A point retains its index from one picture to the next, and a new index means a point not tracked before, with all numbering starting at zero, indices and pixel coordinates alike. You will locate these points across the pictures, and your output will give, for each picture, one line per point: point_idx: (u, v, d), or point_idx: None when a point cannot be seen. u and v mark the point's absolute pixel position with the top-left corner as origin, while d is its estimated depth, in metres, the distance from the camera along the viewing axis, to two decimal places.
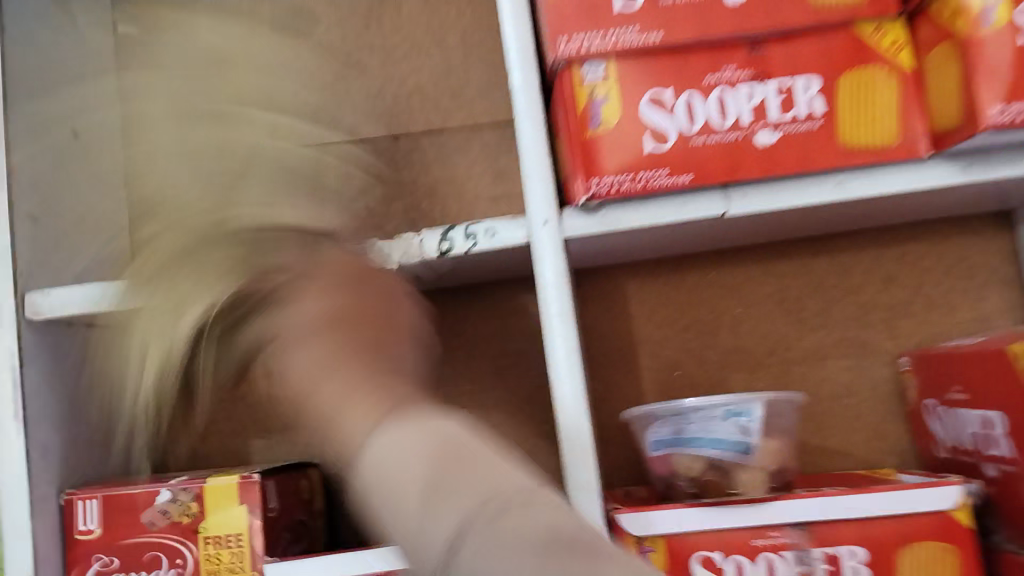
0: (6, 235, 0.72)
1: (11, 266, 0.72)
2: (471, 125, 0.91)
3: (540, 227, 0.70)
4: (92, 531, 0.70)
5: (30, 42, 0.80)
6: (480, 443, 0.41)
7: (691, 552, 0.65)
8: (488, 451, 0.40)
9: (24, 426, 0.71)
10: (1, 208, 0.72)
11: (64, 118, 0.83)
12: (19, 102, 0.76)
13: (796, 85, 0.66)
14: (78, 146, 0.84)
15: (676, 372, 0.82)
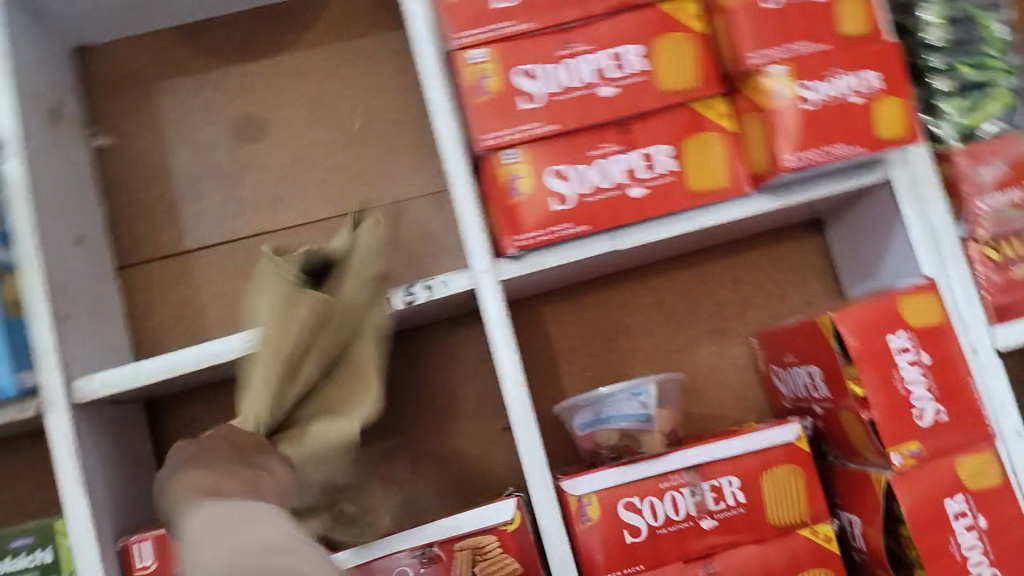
0: (47, 335, 0.90)
1: (59, 358, 0.90)
2: (405, 198, 1.15)
3: (481, 274, 0.92)
4: (148, 565, 0.86)
5: (45, 163, 1.00)
6: (252, 516, 0.52)
7: (617, 500, 0.88)
8: (261, 517, 0.51)
9: (84, 489, 0.87)
10: (42, 313, 0.90)
11: (75, 222, 1.04)
12: (47, 216, 0.96)
13: (653, 150, 0.89)
14: (86, 243, 1.05)
15: (590, 372, 1.08)
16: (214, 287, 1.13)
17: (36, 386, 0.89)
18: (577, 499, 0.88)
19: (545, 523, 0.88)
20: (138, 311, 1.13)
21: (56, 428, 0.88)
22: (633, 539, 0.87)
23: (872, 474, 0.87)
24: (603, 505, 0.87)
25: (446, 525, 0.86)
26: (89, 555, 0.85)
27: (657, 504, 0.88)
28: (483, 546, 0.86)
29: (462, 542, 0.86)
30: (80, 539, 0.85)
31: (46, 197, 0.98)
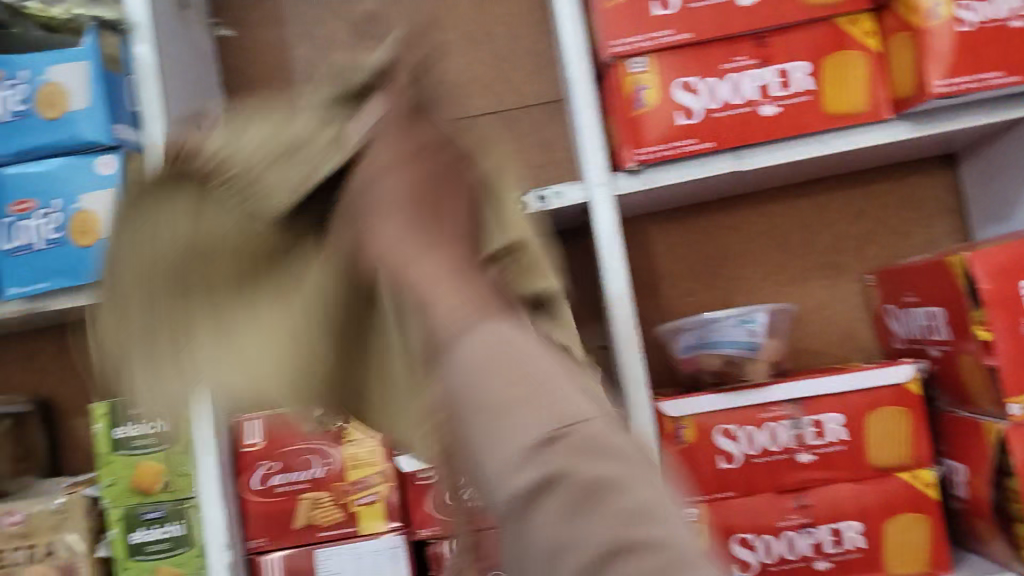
0: None
1: None
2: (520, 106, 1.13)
3: (594, 188, 0.88)
4: (256, 443, 0.90)
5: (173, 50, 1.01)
6: (540, 353, 0.33)
7: (714, 426, 0.87)
8: (545, 363, 0.32)
9: None
10: None
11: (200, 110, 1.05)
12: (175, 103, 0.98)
13: (790, 67, 0.85)
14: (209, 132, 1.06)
15: (693, 297, 1.06)
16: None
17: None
18: (674, 421, 0.87)
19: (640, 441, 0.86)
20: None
21: None
22: (726, 465, 0.86)
23: (985, 424, 0.84)
24: (699, 430, 0.87)
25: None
26: (201, 427, 0.88)
27: (755, 433, 0.86)
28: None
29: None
30: (193, 409, 0.89)
31: (174, 84, 0.99)
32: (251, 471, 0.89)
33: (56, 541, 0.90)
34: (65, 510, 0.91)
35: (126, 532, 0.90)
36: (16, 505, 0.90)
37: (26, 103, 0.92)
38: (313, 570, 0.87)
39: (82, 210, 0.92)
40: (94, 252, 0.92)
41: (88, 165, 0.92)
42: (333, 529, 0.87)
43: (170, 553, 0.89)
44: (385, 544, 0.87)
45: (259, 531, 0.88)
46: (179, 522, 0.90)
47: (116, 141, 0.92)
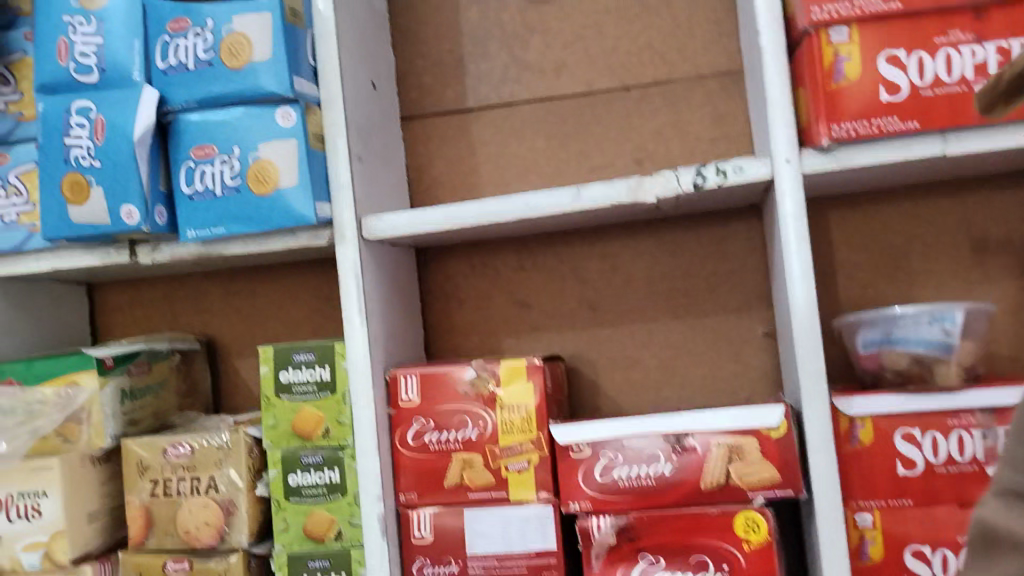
0: (345, 173, 0.94)
1: (351, 195, 0.94)
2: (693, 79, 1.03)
3: (781, 165, 0.83)
4: (412, 400, 0.91)
5: (348, 16, 0.99)
6: None
7: (895, 430, 0.80)
8: None
9: (366, 318, 0.92)
10: (340, 151, 0.94)
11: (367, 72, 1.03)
12: (348, 66, 0.97)
13: (1012, 45, 0.78)
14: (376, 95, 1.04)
15: (871, 291, 1.00)
16: (490, 149, 1.09)
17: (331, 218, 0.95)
18: (849, 421, 0.81)
19: (811, 439, 0.79)
20: (415, 164, 1.11)
21: (348, 259, 0.93)
22: (906, 472, 0.79)
23: None
24: (878, 433, 0.80)
25: (703, 417, 0.82)
26: (362, 380, 0.90)
27: (941, 441, 0.79)
28: (742, 448, 0.81)
29: (720, 439, 0.81)
30: (356, 361, 0.91)
31: (350, 42, 0.99)
32: (406, 426, 0.91)
33: (219, 476, 0.94)
34: (230, 447, 0.94)
35: (284, 474, 0.93)
36: (184, 437, 0.96)
37: (212, 51, 0.95)
38: (462, 530, 0.87)
39: (259, 159, 0.94)
40: (268, 202, 0.94)
41: (266, 114, 0.94)
42: (485, 492, 0.87)
43: (325, 498, 0.92)
44: (533, 512, 0.86)
45: (411, 485, 0.90)
46: (336, 469, 0.92)
47: (295, 93, 0.94)
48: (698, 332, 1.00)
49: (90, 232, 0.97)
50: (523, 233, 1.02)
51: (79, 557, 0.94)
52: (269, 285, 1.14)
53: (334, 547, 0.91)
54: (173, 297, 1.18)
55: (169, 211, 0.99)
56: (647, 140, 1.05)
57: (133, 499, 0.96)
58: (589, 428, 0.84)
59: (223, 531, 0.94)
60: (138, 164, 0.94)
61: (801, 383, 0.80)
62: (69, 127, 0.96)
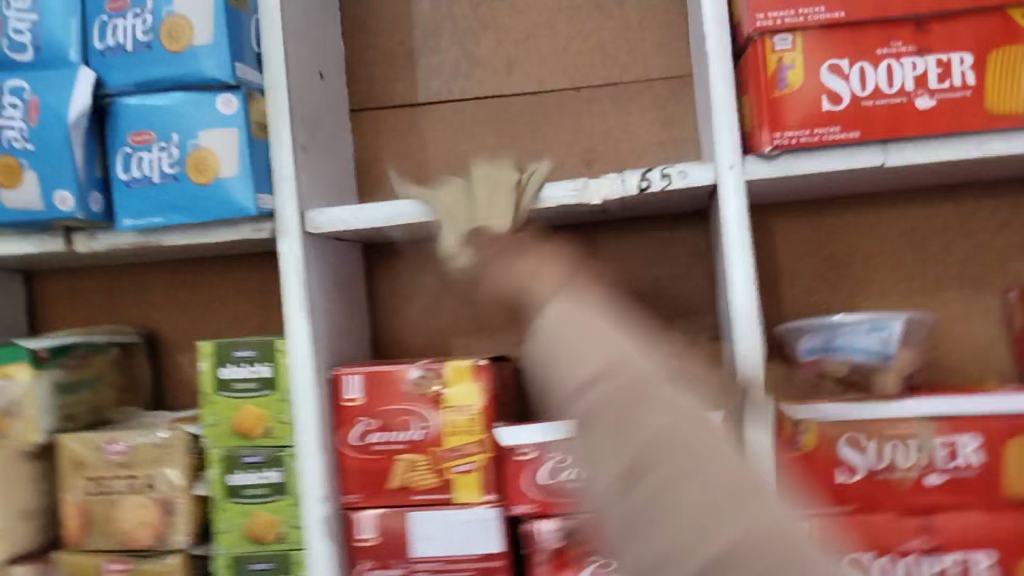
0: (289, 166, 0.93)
1: (295, 188, 0.93)
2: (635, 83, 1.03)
3: (725, 171, 0.84)
4: (355, 399, 0.90)
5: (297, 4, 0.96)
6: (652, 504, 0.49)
7: (836, 437, 0.80)
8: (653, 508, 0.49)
9: (308, 313, 0.91)
10: (285, 143, 0.93)
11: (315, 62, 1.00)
12: (295, 55, 0.96)
13: (951, 58, 0.79)
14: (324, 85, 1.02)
15: (812, 298, 1.02)
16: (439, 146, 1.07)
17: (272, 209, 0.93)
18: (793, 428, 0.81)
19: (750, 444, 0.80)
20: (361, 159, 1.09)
21: (289, 253, 0.92)
22: (845, 479, 0.80)
23: None
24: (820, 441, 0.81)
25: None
26: (305, 377, 0.90)
27: (879, 449, 0.80)
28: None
29: None
30: (299, 358, 0.90)
31: (295, 31, 0.96)
32: (349, 425, 0.90)
33: (157, 475, 0.93)
34: (168, 444, 0.92)
35: (224, 474, 0.91)
36: (120, 434, 0.93)
37: (151, 33, 0.91)
38: (408, 534, 0.87)
39: (199, 147, 0.91)
40: (208, 191, 0.91)
41: (208, 101, 0.91)
42: (429, 494, 0.87)
43: (267, 499, 0.91)
44: (477, 515, 0.86)
45: (354, 486, 0.89)
46: (278, 469, 0.91)
47: (237, 80, 0.91)
48: (643, 335, 1.00)
49: (24, 217, 0.94)
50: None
51: (12, 556, 0.94)
52: (211, 279, 1.11)
53: (276, 548, 0.90)
54: (110, 289, 1.14)
55: (105, 197, 0.96)
56: (596, 142, 1.04)
57: (69, 497, 0.94)
58: (536, 430, 0.85)
59: (161, 530, 0.92)
60: (72, 148, 0.92)
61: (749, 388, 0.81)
62: (1, 108, 0.93)
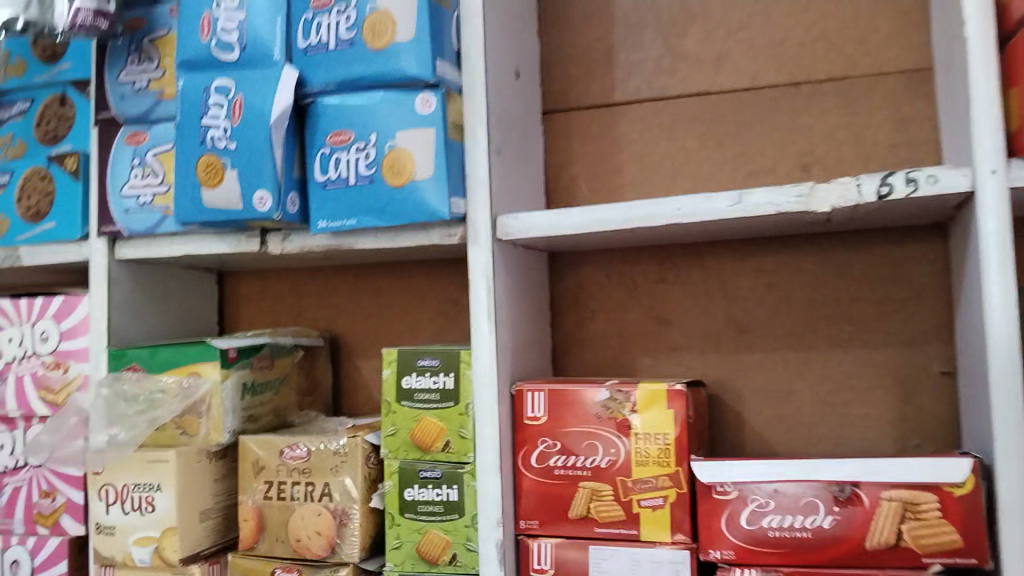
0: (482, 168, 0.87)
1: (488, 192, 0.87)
2: (864, 76, 0.91)
3: (984, 177, 0.69)
4: (538, 418, 0.84)
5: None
6: None
7: None
8: None
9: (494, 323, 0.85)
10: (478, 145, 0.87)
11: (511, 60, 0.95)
12: (493, 53, 0.91)
13: None
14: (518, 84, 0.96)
15: None
16: (634, 149, 1.00)
17: (465, 214, 0.88)
18: None
19: (1007, 500, 0.67)
20: (552, 164, 1.04)
21: (478, 260, 0.86)
22: None
23: None
24: None
25: (880, 467, 0.71)
26: (489, 393, 0.84)
27: None
28: (919, 504, 0.70)
29: (894, 493, 0.71)
30: (482, 372, 0.84)
31: (495, 30, 0.92)
32: (530, 446, 0.84)
33: (334, 483, 0.90)
34: (346, 452, 0.90)
35: (400, 487, 0.87)
36: (301, 439, 0.92)
37: (354, 31, 0.88)
38: (587, 570, 0.80)
39: (395, 149, 0.86)
40: (401, 195, 0.86)
41: (407, 101, 0.87)
42: (613, 528, 0.80)
43: (442, 517, 0.86)
44: (665, 556, 0.77)
45: (532, 512, 0.83)
46: (454, 487, 0.85)
47: (437, 78, 0.86)
48: (864, 365, 0.88)
49: (222, 216, 0.92)
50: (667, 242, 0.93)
51: (188, 557, 0.93)
52: (397, 287, 1.10)
53: (448, 571, 0.85)
54: (299, 292, 1.16)
55: (301, 198, 0.94)
56: (815, 143, 0.93)
57: (246, 500, 0.93)
58: (743, 467, 0.75)
59: (334, 542, 0.89)
60: (273, 149, 0.89)
61: (1001, 439, 0.68)
62: (206, 107, 0.92)
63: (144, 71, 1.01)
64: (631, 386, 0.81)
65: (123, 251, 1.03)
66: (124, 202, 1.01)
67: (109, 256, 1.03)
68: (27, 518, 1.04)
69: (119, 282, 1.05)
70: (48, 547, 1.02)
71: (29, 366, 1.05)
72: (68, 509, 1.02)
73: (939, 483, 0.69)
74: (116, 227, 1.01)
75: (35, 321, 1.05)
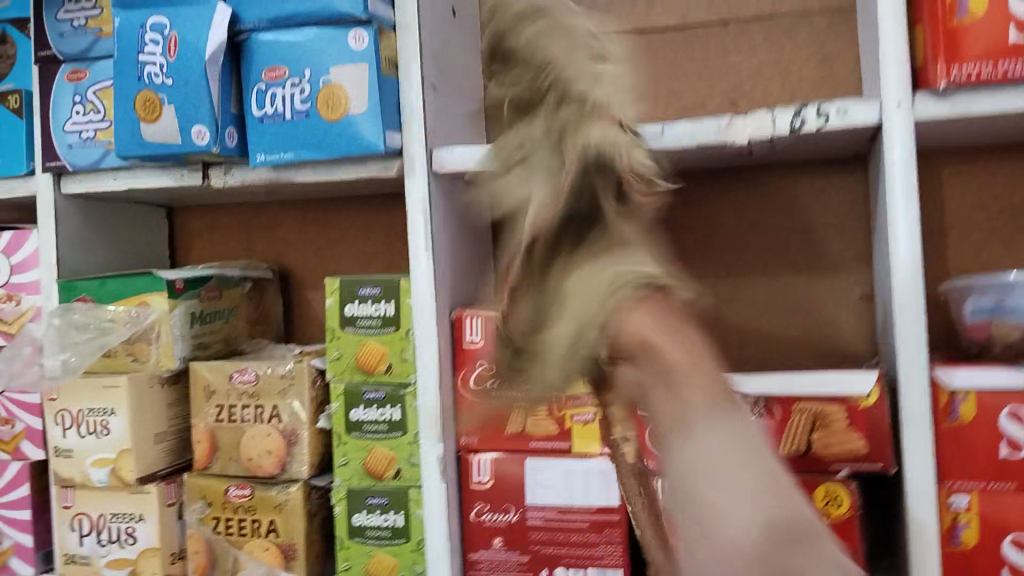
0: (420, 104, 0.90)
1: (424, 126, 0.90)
2: (790, 14, 0.95)
3: (893, 110, 0.74)
4: (476, 342, 0.89)
5: None
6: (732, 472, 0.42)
7: (997, 409, 0.73)
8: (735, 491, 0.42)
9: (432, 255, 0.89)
10: (417, 82, 0.90)
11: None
12: None
13: None
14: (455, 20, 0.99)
15: (979, 255, 0.93)
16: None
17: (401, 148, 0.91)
18: (949, 394, 0.74)
19: (907, 410, 0.74)
20: None
21: (416, 192, 0.89)
22: (1007, 454, 0.73)
23: None
24: (979, 410, 0.74)
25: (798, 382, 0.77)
26: (428, 318, 0.88)
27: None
28: (829, 414, 0.76)
29: (804, 406, 0.77)
30: (422, 299, 0.88)
31: None
32: (469, 367, 0.89)
33: (283, 405, 0.95)
34: (294, 376, 0.94)
35: (346, 408, 0.92)
36: (250, 364, 0.96)
37: None
38: (525, 479, 0.86)
39: (332, 84, 0.89)
40: (339, 128, 0.89)
41: (339, 36, 0.89)
42: (547, 442, 0.86)
43: (386, 435, 0.91)
44: (596, 466, 0.84)
45: (472, 429, 0.88)
46: (398, 407, 0.90)
47: (369, 15, 0.88)
48: (786, 290, 0.94)
49: (163, 152, 0.95)
50: None
51: (144, 477, 0.97)
52: (346, 220, 1.14)
53: (393, 484, 0.90)
54: (249, 225, 1.19)
55: (240, 132, 0.96)
56: (744, 79, 0.97)
57: (199, 422, 0.98)
58: None
59: (285, 460, 0.94)
60: (210, 84, 0.91)
61: (901, 350, 0.74)
62: (142, 44, 0.93)
63: (82, 9, 1.01)
64: None
65: (69, 186, 1.04)
66: (68, 139, 1.02)
67: (55, 191, 1.05)
68: None
69: (67, 216, 1.07)
70: (10, 473, 1.05)
71: None
72: (27, 435, 1.05)
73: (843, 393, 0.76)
74: (60, 163, 1.03)
75: None
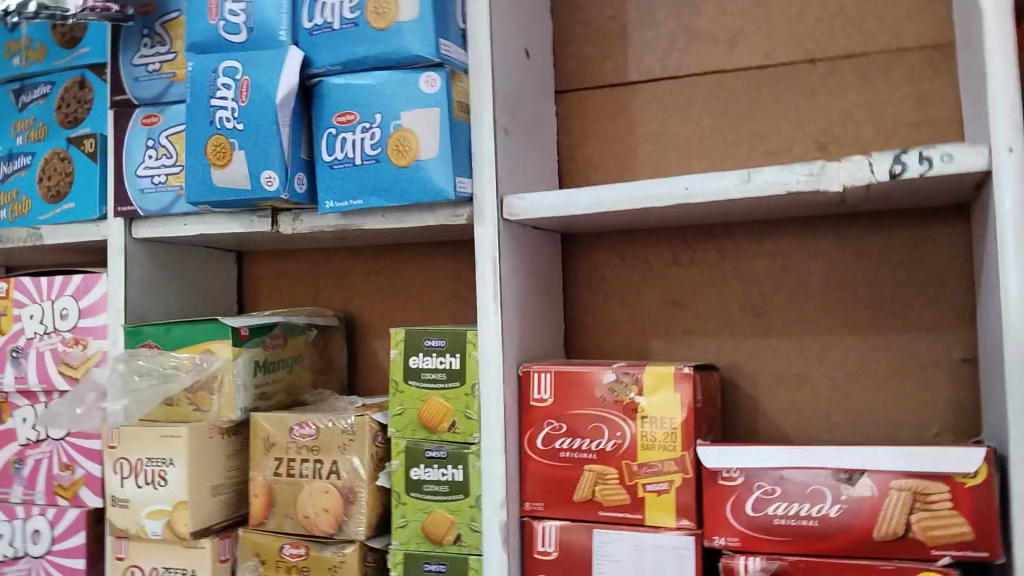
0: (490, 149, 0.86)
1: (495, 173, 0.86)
2: (883, 52, 0.89)
3: (1003, 155, 0.66)
4: (544, 399, 0.83)
5: None
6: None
7: None
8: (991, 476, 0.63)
9: (501, 305, 0.84)
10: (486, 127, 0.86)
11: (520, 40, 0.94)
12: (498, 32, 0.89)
13: None
14: (528, 64, 0.95)
15: None
16: (649, 128, 0.98)
17: (471, 195, 0.87)
18: None
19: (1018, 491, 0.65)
20: (564, 145, 1.02)
21: (485, 241, 0.85)
22: None
23: None
24: None
25: (899, 454, 0.70)
26: (494, 372, 0.83)
27: None
28: (930, 494, 0.68)
29: (901, 482, 0.69)
30: (489, 354, 0.84)
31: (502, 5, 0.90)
32: (537, 427, 0.83)
33: (341, 461, 0.90)
34: (354, 431, 0.90)
35: (406, 466, 0.87)
36: (311, 418, 0.92)
37: (359, 11, 0.87)
38: (591, 551, 0.80)
39: (402, 128, 0.86)
40: (408, 174, 0.86)
41: (411, 80, 0.86)
42: (618, 511, 0.79)
43: (447, 497, 0.85)
44: (670, 541, 0.77)
45: (536, 494, 0.82)
46: (460, 468, 0.85)
47: (441, 58, 0.85)
48: (881, 351, 0.86)
49: (232, 197, 0.92)
50: (680, 224, 0.91)
51: (198, 531, 0.94)
52: (411, 267, 1.10)
53: (453, 550, 0.85)
54: (315, 271, 1.16)
55: (310, 178, 0.94)
56: (833, 122, 0.90)
57: (258, 476, 0.94)
58: (750, 453, 0.74)
59: (341, 520, 0.90)
60: (280, 129, 0.89)
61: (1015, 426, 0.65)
62: (215, 88, 0.92)
63: (157, 53, 1.01)
64: (637, 367, 0.80)
65: (140, 230, 1.04)
66: (141, 183, 1.02)
67: (126, 235, 1.04)
68: (47, 491, 1.06)
69: (136, 260, 1.06)
70: (68, 519, 1.04)
71: (48, 343, 1.07)
72: (86, 481, 1.04)
73: (950, 470, 0.68)
74: (132, 207, 1.02)
75: (54, 298, 1.07)
